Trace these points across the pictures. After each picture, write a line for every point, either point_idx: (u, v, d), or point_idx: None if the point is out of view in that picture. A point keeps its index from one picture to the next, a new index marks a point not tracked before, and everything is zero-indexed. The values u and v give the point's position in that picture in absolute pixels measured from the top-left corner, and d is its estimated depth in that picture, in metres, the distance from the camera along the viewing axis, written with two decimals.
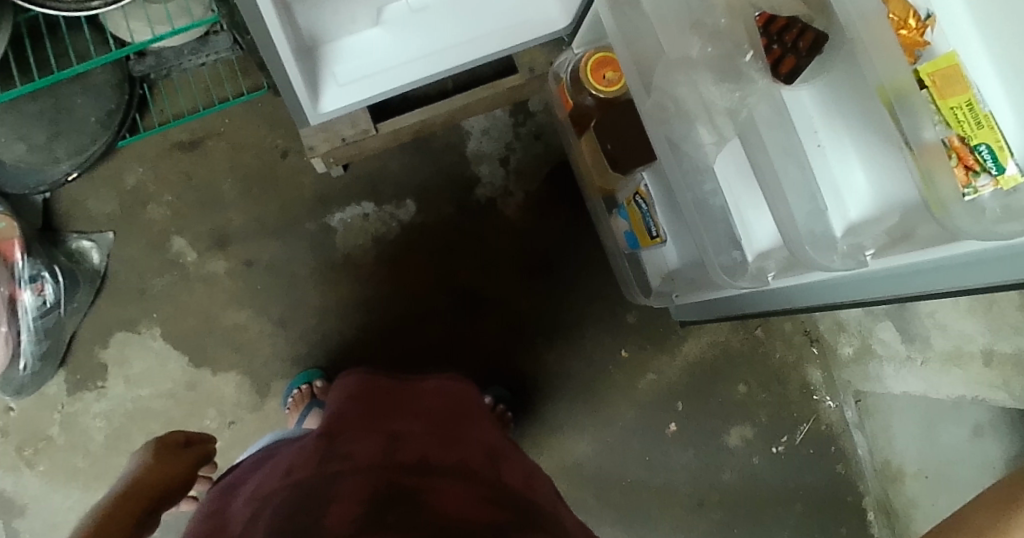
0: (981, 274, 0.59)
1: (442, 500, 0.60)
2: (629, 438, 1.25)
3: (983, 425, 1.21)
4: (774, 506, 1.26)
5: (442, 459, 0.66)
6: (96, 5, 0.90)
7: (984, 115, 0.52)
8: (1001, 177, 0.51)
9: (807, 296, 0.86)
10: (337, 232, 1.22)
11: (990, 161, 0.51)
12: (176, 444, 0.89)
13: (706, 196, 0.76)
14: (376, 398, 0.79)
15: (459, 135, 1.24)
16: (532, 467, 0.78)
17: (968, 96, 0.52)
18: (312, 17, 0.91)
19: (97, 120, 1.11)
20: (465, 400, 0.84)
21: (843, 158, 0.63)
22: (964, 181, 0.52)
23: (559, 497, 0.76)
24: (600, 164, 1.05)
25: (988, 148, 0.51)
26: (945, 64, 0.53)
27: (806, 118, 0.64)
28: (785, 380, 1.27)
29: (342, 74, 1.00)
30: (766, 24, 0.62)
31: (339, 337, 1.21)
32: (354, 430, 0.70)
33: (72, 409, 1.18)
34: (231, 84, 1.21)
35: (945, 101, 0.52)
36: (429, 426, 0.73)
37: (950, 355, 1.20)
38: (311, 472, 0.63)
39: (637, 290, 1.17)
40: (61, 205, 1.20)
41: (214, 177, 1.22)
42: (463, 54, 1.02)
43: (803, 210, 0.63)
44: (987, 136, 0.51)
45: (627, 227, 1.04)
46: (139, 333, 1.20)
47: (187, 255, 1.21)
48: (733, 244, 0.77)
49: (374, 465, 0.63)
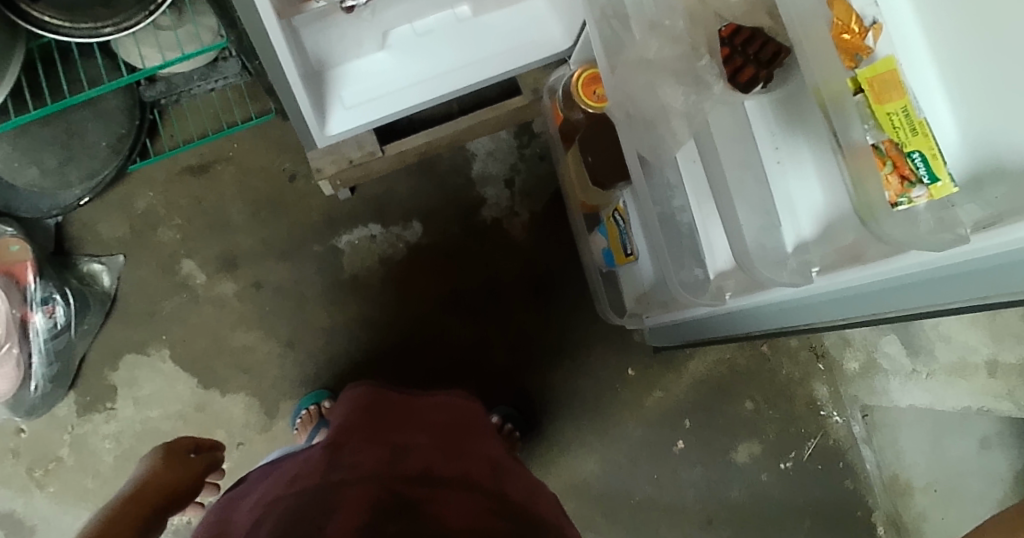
0: (930, 290, 0.59)
1: (446, 512, 0.60)
2: (638, 455, 1.25)
3: (990, 438, 1.22)
4: (784, 523, 1.25)
5: (447, 471, 0.67)
6: (107, 31, 0.92)
7: (919, 122, 0.51)
8: (934, 187, 0.50)
9: (772, 319, 0.85)
10: (344, 254, 1.24)
11: (923, 169, 0.50)
12: (184, 449, 0.90)
13: (674, 212, 0.80)
14: (382, 411, 0.80)
15: (465, 157, 1.26)
16: (536, 482, 0.78)
17: (905, 102, 0.51)
18: (319, 40, 0.93)
19: (108, 144, 1.14)
20: (468, 415, 0.85)
21: (802, 178, 0.63)
22: (897, 192, 0.52)
23: (563, 514, 0.76)
24: (583, 179, 1.05)
25: (922, 156, 0.50)
26: (884, 69, 0.52)
27: (768, 134, 0.65)
28: (792, 396, 1.27)
29: (349, 97, 1.02)
30: (732, 34, 0.65)
31: (346, 357, 1.22)
32: (361, 441, 0.71)
33: (81, 431, 1.19)
34: (240, 108, 1.23)
35: (881, 105, 0.52)
36: (434, 439, 0.74)
37: (954, 367, 1.21)
38: (316, 482, 0.64)
39: (609, 310, 1.18)
40: (73, 229, 1.22)
41: (223, 200, 1.24)
42: (462, 78, 1.04)
43: (754, 225, 0.66)
44: (921, 143, 0.51)
45: (605, 244, 1.08)
46: (148, 355, 1.21)
47: (195, 277, 1.22)
48: (695, 261, 0.81)
49: (376, 475, 0.64)
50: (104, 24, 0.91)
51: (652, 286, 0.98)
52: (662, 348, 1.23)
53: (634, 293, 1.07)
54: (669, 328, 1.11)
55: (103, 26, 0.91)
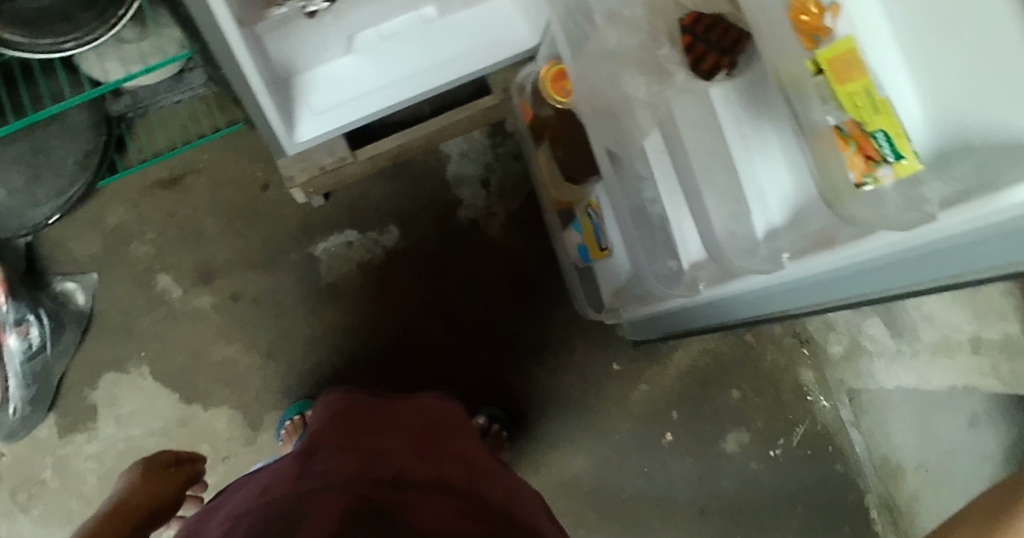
0: (904, 270, 0.59)
1: (416, 514, 0.61)
2: (626, 450, 1.24)
3: (978, 415, 1.23)
4: (776, 510, 1.25)
5: (418, 474, 0.68)
6: (70, 46, 0.90)
7: (881, 100, 0.51)
8: (899, 165, 0.49)
9: (749, 306, 0.85)
10: (321, 262, 1.22)
11: (887, 147, 0.50)
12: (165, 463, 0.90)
13: (645, 203, 0.79)
14: (356, 417, 0.81)
15: (439, 159, 1.24)
16: (513, 481, 0.79)
17: (866, 81, 0.51)
18: (284, 48, 0.91)
19: (75, 161, 1.11)
20: (445, 416, 0.86)
21: (770, 163, 0.62)
22: (863, 172, 0.51)
23: (540, 510, 0.77)
24: (554, 175, 1.05)
25: (886, 134, 0.50)
26: (843, 49, 0.52)
27: (734, 123, 0.63)
28: (778, 383, 1.27)
29: (317, 103, 1.00)
30: (692, 22, 0.66)
31: (328, 365, 1.21)
32: (333, 448, 0.72)
33: (63, 452, 1.18)
34: (208, 119, 1.20)
35: (842, 85, 0.52)
36: (407, 443, 0.75)
37: (939, 345, 1.24)
38: (287, 491, 0.65)
39: (588, 306, 1.17)
40: (45, 248, 1.20)
41: (196, 212, 1.22)
42: (433, 78, 1.02)
43: (722, 212, 0.64)
44: (884, 121, 0.50)
45: (581, 239, 1.06)
46: (127, 372, 1.19)
47: (172, 291, 1.21)
48: (669, 252, 0.79)
49: (347, 482, 0.65)
50: (66, 38, 0.89)
51: (629, 280, 0.96)
52: (641, 343, 1.23)
53: (610, 286, 1.06)
54: (650, 321, 1.10)
55: (64, 41, 0.89)
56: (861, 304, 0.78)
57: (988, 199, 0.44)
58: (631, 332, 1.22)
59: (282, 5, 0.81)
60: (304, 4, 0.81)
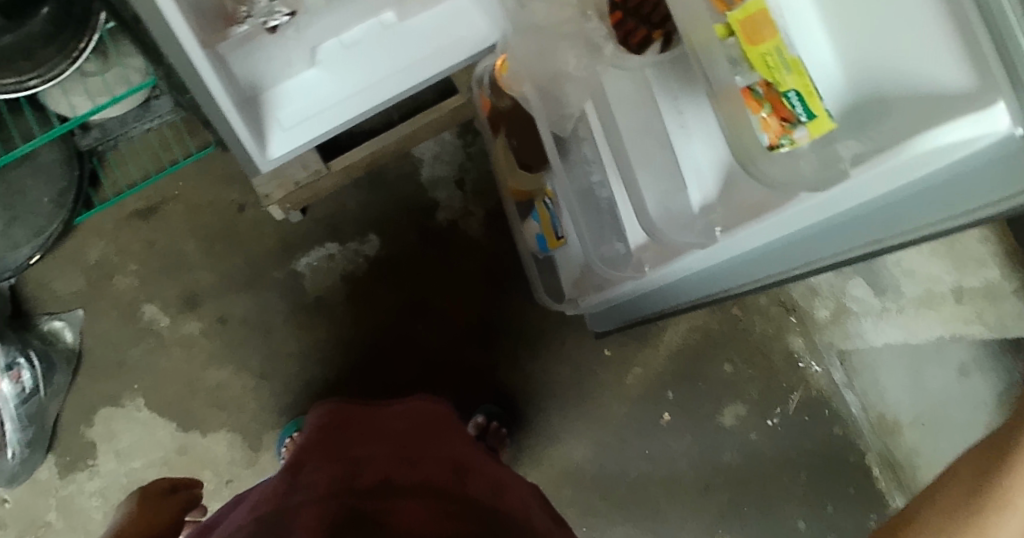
0: (840, 229, 0.60)
1: (403, 519, 0.62)
2: (626, 434, 1.26)
3: (967, 364, 1.24)
4: (779, 477, 1.26)
5: (407, 478, 0.69)
6: (35, 83, 0.92)
7: (792, 60, 0.50)
8: (813, 123, 0.49)
9: (702, 284, 0.86)
10: (305, 276, 1.23)
11: (799, 107, 0.49)
12: (162, 491, 0.93)
13: (594, 187, 0.84)
14: (344, 426, 0.82)
15: (412, 164, 1.25)
16: (505, 478, 0.79)
17: (777, 42, 0.50)
18: (250, 65, 0.90)
19: (50, 200, 1.11)
20: (433, 418, 0.87)
21: (705, 133, 0.63)
22: (778, 134, 0.50)
23: (533, 504, 0.78)
24: (510, 163, 1.07)
25: (797, 94, 0.49)
26: (755, 9, 0.51)
27: (671, 98, 0.66)
28: (769, 352, 1.28)
29: (286, 118, 0.99)
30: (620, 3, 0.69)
31: (323, 379, 1.21)
32: (320, 460, 0.73)
33: (66, 492, 1.17)
34: (179, 145, 1.21)
35: (754, 48, 0.50)
36: (395, 448, 0.75)
37: (922, 299, 1.25)
38: (278, 505, 0.65)
39: (546, 294, 1.18)
40: (28, 290, 1.20)
41: (176, 239, 1.22)
42: (389, 85, 1.01)
43: (659, 190, 0.68)
44: (795, 81, 0.49)
45: (537, 229, 1.09)
46: (122, 406, 1.19)
47: (159, 320, 1.21)
48: (614, 236, 0.85)
49: (334, 491, 0.65)
50: (30, 76, 0.91)
51: (582, 267, 1.01)
52: (603, 334, 1.23)
53: (571, 275, 1.06)
54: (613, 311, 1.12)
55: (28, 79, 0.91)
56: (806, 273, 0.79)
57: (895, 157, 0.44)
58: (597, 326, 1.22)
59: (243, 22, 0.82)
60: (265, 18, 0.82)
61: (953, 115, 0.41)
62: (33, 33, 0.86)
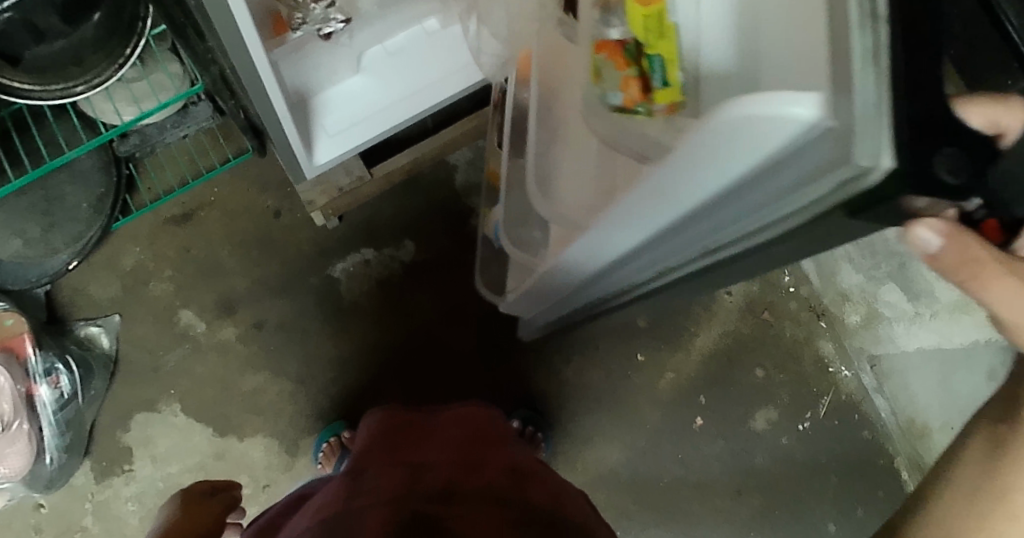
0: (692, 230, 0.53)
1: (466, 524, 0.62)
2: (658, 439, 1.26)
3: (998, 370, 1.16)
4: (812, 481, 1.27)
5: (466, 485, 0.69)
6: (81, 89, 0.93)
7: (668, 28, 0.51)
8: (664, 93, 0.50)
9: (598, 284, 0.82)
10: (341, 282, 1.23)
11: (657, 73, 0.51)
12: (202, 492, 0.93)
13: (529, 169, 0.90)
14: (397, 436, 0.83)
15: (446, 170, 1.27)
16: (562, 485, 0.79)
17: (660, 7, 0.52)
18: (298, 72, 0.93)
19: (89, 206, 1.12)
20: (484, 425, 0.87)
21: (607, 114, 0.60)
22: (636, 97, 0.52)
23: (590, 510, 0.78)
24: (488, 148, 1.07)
25: (659, 60, 0.51)
26: None
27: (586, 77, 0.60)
28: (799, 357, 1.29)
29: (332, 124, 1.01)
30: None
31: (359, 384, 1.22)
32: (378, 468, 0.74)
33: (102, 497, 1.17)
34: (215, 151, 1.22)
35: (640, 9, 0.52)
36: (451, 455, 0.76)
37: (957, 304, 1.17)
38: (342, 511, 0.67)
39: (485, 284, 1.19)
40: (64, 296, 1.20)
41: (213, 245, 1.23)
42: (417, 103, 1.01)
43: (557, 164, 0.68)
44: (661, 49, 0.51)
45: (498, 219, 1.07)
46: (158, 411, 1.19)
47: (195, 326, 1.21)
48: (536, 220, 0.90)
49: (395, 496, 0.66)
50: (76, 82, 0.92)
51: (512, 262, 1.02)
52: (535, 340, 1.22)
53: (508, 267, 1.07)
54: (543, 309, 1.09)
55: (75, 85, 0.92)
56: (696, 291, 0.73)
57: (707, 126, 0.37)
58: (525, 330, 1.21)
59: (297, 29, 0.83)
60: (320, 26, 0.83)
61: (770, 90, 0.33)
62: (86, 37, 0.86)
